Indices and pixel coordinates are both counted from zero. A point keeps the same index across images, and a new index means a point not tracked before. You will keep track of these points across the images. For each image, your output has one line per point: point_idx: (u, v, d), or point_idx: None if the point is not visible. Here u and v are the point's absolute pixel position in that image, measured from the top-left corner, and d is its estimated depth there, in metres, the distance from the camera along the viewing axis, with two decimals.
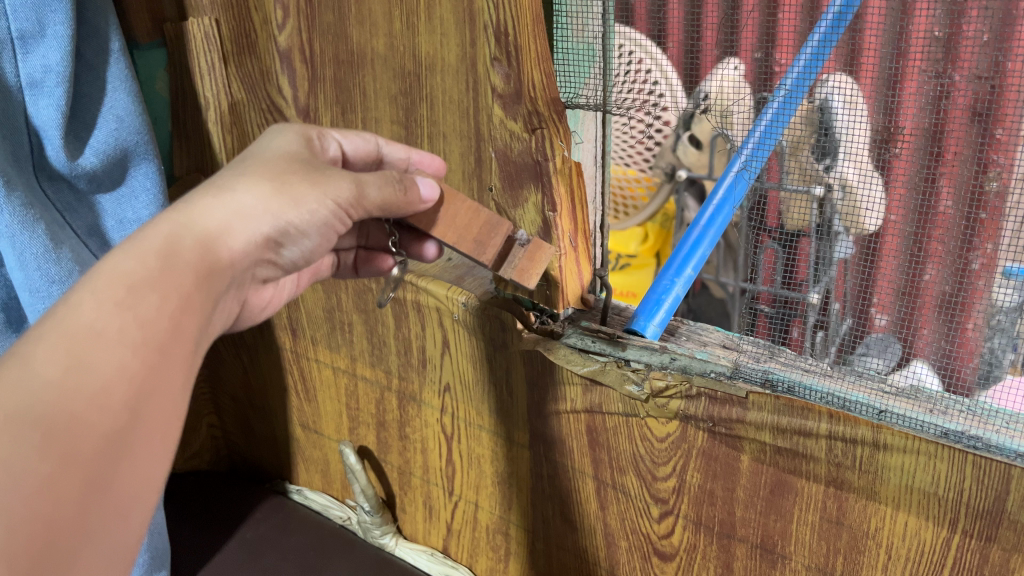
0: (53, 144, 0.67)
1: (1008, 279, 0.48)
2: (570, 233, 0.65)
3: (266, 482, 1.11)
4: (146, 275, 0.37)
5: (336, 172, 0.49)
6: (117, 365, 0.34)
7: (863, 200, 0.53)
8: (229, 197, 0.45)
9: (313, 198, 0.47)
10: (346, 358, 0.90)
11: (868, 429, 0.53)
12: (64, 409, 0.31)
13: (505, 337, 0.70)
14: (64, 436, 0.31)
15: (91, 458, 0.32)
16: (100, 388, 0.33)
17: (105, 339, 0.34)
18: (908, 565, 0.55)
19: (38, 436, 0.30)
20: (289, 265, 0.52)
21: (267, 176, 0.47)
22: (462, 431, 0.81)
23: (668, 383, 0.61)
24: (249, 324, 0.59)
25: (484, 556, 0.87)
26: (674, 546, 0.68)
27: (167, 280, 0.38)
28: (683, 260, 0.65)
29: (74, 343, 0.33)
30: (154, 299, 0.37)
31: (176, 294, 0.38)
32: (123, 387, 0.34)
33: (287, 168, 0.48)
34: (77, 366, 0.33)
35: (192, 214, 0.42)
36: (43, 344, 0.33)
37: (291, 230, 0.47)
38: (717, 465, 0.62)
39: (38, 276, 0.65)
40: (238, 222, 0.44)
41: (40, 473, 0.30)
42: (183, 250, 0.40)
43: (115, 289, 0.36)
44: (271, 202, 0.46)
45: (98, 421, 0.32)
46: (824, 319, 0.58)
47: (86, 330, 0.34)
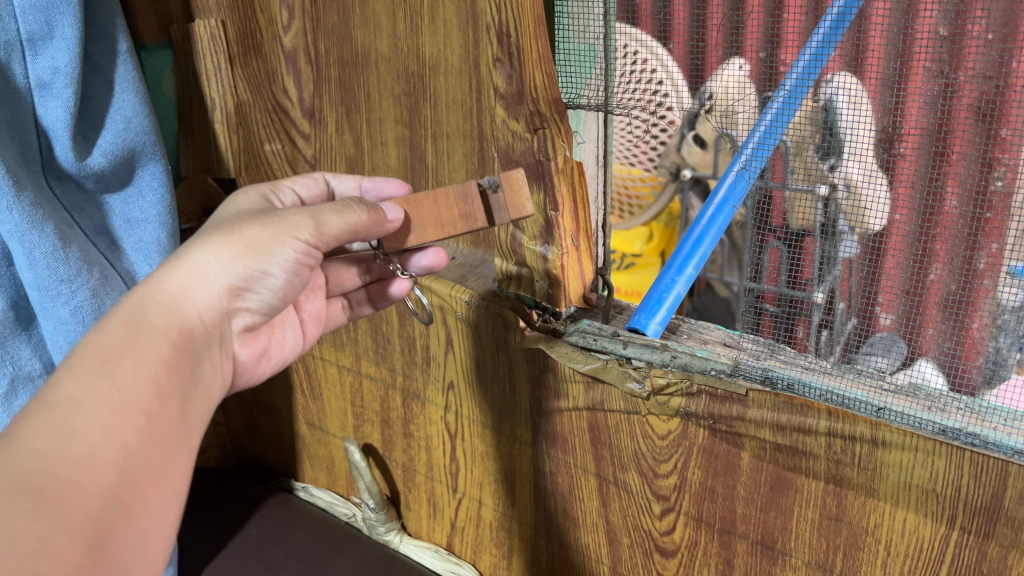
0: (62, 144, 0.68)
1: (1014, 279, 0.48)
2: (573, 233, 0.66)
3: (271, 479, 1.12)
4: (113, 348, 0.42)
5: (288, 211, 0.50)
6: (98, 432, 0.39)
7: (867, 199, 0.53)
8: (186, 257, 0.48)
9: (269, 240, 0.49)
10: (351, 356, 0.91)
11: (867, 427, 0.53)
12: (52, 475, 0.36)
13: (508, 334, 0.71)
14: (55, 500, 0.36)
15: (82, 519, 0.37)
16: (86, 452, 0.38)
17: (85, 409, 0.39)
18: (907, 561, 0.56)
19: (32, 501, 0.35)
20: (271, 309, 0.54)
21: (219, 228, 0.49)
22: (466, 428, 0.82)
23: (668, 381, 0.61)
24: (250, 382, 0.59)
25: (487, 553, 0.88)
26: (676, 542, 0.69)
27: (136, 348, 0.43)
28: (684, 260, 0.65)
29: (54, 417, 0.38)
30: (127, 366, 0.42)
31: (146, 362, 0.43)
32: (105, 451, 0.39)
33: (241, 219, 0.50)
34: (60, 436, 0.38)
35: (150, 284, 0.46)
36: (29, 422, 0.38)
37: (254, 276, 0.49)
38: (718, 462, 0.62)
39: (47, 275, 0.66)
40: (197, 280, 0.48)
41: (33, 532, 0.35)
42: (147, 319, 0.45)
43: (89, 361, 0.41)
44: (228, 251, 0.48)
45: (88, 483, 0.38)
46: (829, 318, 0.58)
47: (67, 401, 0.39)
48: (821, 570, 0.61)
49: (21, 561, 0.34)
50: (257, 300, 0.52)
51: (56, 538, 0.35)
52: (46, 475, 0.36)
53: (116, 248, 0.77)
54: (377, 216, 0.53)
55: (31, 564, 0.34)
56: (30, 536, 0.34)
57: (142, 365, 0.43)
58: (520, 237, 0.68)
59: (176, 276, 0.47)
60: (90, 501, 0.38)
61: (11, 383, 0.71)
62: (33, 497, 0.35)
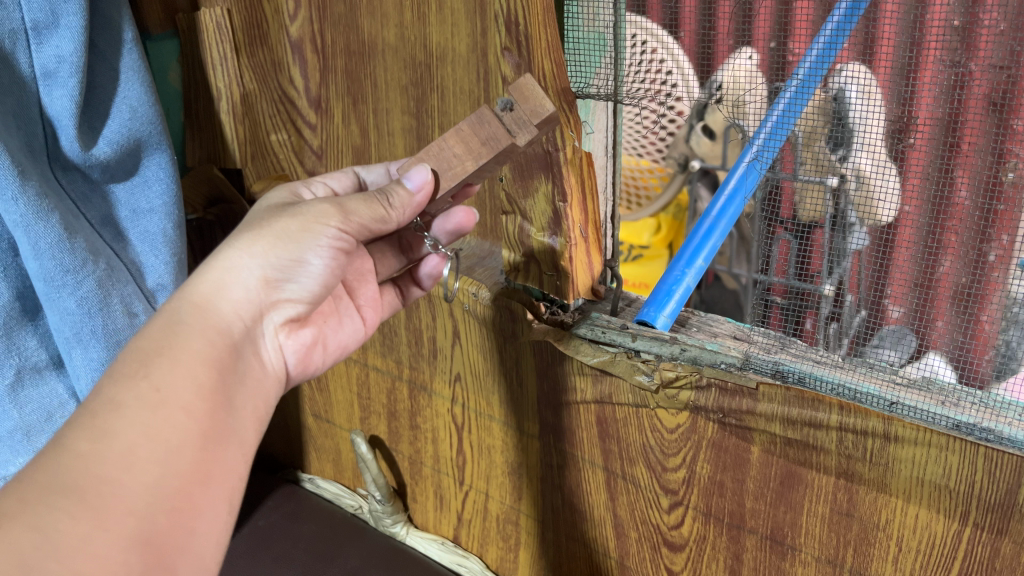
0: (67, 134, 0.67)
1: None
2: (581, 224, 0.65)
3: (277, 471, 1.12)
4: (152, 349, 0.43)
5: (314, 201, 0.50)
6: (138, 430, 0.39)
7: (877, 189, 0.53)
8: (221, 258, 0.49)
9: (296, 229, 0.49)
10: (357, 348, 0.90)
11: (879, 421, 0.53)
12: (94, 475, 0.37)
13: (516, 327, 0.71)
14: (94, 499, 0.36)
15: (123, 518, 0.37)
16: (126, 451, 0.38)
17: (124, 409, 0.39)
18: (918, 557, 0.55)
19: (69, 501, 0.35)
20: (320, 300, 0.54)
21: (251, 226, 0.50)
22: (473, 421, 0.81)
23: (678, 374, 0.61)
24: (316, 374, 0.60)
25: (494, 545, 0.88)
26: (684, 536, 0.68)
27: (173, 348, 0.44)
28: (695, 251, 0.64)
29: (95, 420, 0.39)
30: (163, 366, 0.42)
31: (184, 361, 0.43)
32: (146, 447, 0.39)
33: (270, 215, 0.51)
34: (101, 437, 0.38)
35: (187, 289, 0.47)
36: (73, 428, 0.38)
37: (288, 266, 0.49)
38: (727, 456, 0.62)
39: (52, 266, 0.65)
40: (231, 278, 0.48)
41: (74, 531, 0.34)
42: (181, 320, 0.45)
43: (127, 367, 0.42)
44: (259, 244, 0.49)
45: (130, 483, 0.38)
46: (837, 311, 0.57)
47: (106, 402, 0.40)
48: (831, 566, 0.60)
49: (60, 563, 0.34)
50: (300, 291, 0.51)
51: (97, 538, 0.35)
52: (85, 476, 0.36)
53: (121, 238, 0.76)
54: (400, 197, 0.51)
55: (69, 564, 0.34)
56: (69, 536, 0.34)
57: (180, 363, 0.43)
58: (527, 228, 0.67)
59: (210, 277, 0.48)
60: (134, 502, 0.37)
61: (17, 374, 0.71)
62: (70, 498, 0.35)
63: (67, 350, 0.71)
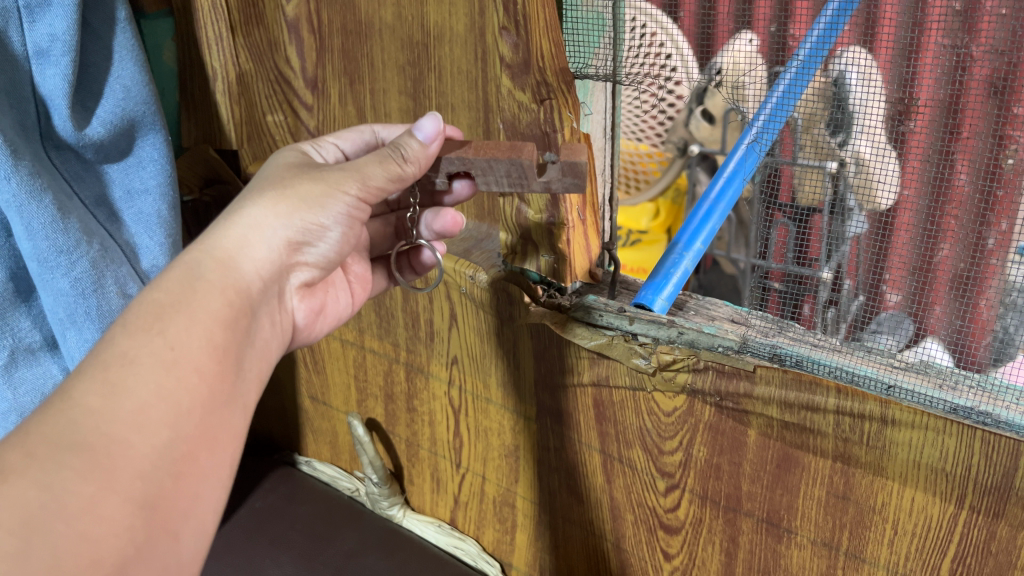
0: (60, 113, 0.67)
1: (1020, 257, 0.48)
2: (579, 206, 0.64)
3: (274, 453, 1.12)
4: (172, 302, 0.42)
5: (338, 166, 0.51)
6: (150, 391, 0.39)
7: (876, 174, 0.52)
8: (243, 213, 0.49)
9: (320, 192, 0.50)
10: (354, 330, 0.90)
11: (876, 405, 0.53)
12: (103, 433, 0.36)
13: (512, 310, 0.70)
14: (104, 459, 0.35)
15: (132, 481, 0.36)
16: (137, 410, 0.38)
17: (136, 365, 0.39)
18: (913, 540, 0.55)
19: (80, 461, 0.35)
20: (329, 263, 0.55)
21: (273, 185, 0.50)
22: (470, 403, 0.81)
23: (675, 357, 0.61)
24: (308, 341, 0.60)
25: (491, 528, 0.88)
26: (680, 519, 0.68)
27: (192, 304, 0.43)
28: (693, 233, 0.64)
29: (107, 373, 0.38)
30: (180, 322, 0.42)
31: (202, 316, 0.43)
32: (158, 410, 0.39)
33: (292, 175, 0.51)
34: (113, 394, 0.37)
35: (208, 241, 0.47)
36: (84, 379, 0.38)
37: (309, 229, 0.50)
38: (724, 440, 0.61)
39: (46, 246, 0.65)
40: (255, 235, 0.49)
41: (83, 494, 0.34)
42: (202, 275, 0.45)
43: (142, 320, 0.41)
44: (284, 204, 0.49)
45: (141, 444, 0.37)
46: (836, 295, 0.57)
47: (118, 356, 0.39)
48: (827, 549, 0.60)
49: (69, 523, 0.33)
50: (317, 255, 0.53)
51: (106, 499, 0.35)
52: (95, 433, 0.36)
53: (116, 219, 0.75)
54: (412, 148, 0.52)
55: (77, 525, 0.33)
56: (78, 497, 0.34)
57: (198, 320, 0.43)
58: (524, 210, 0.66)
59: (232, 232, 0.48)
60: (141, 461, 0.37)
61: (11, 354, 0.71)
62: (80, 455, 0.35)
63: (61, 331, 0.71)
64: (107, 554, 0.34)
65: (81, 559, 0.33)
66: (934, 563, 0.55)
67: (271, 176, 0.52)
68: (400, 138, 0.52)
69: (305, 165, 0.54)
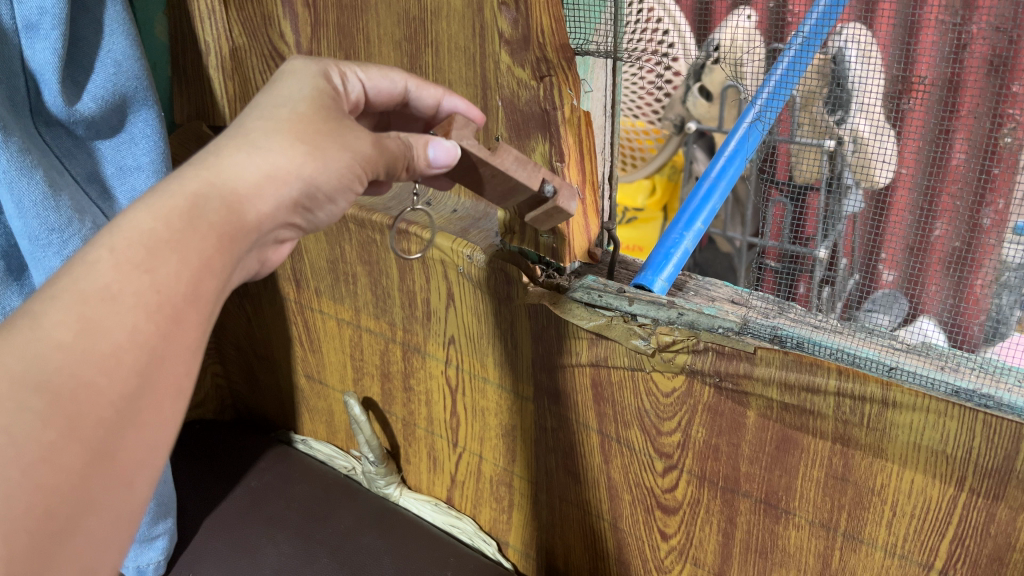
0: (50, 88, 0.66)
1: (1017, 236, 0.46)
2: (580, 182, 0.65)
3: (270, 431, 1.12)
4: (168, 236, 0.38)
5: (355, 131, 0.49)
6: (127, 330, 0.35)
7: (876, 154, 0.50)
8: (261, 151, 0.44)
9: (344, 162, 0.47)
10: (350, 309, 0.89)
11: (877, 387, 0.52)
12: (73, 376, 0.33)
13: (510, 290, 0.70)
14: (70, 403, 0.32)
15: (94, 428, 0.33)
16: (111, 353, 0.34)
17: (118, 304, 0.35)
18: (912, 522, 0.55)
19: (44, 402, 0.31)
20: (313, 226, 0.51)
21: (301, 134, 0.46)
22: (467, 382, 0.81)
23: (675, 338, 0.60)
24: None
25: (487, 507, 0.88)
26: (678, 500, 0.68)
27: (190, 244, 0.39)
28: (693, 214, 0.63)
29: (84, 306, 0.34)
30: (173, 264, 0.37)
31: (198, 260, 0.39)
32: (132, 354, 0.35)
33: (323, 128, 0.47)
34: (88, 331, 0.34)
35: (219, 175, 0.42)
36: (57, 304, 0.34)
37: (318, 193, 0.47)
38: (723, 420, 0.61)
39: (37, 224, 0.64)
40: (270, 188, 0.44)
41: (42, 440, 0.31)
42: (207, 214, 0.40)
43: (133, 251, 0.36)
44: (310, 164, 0.46)
45: (108, 389, 0.33)
46: (831, 274, 0.57)
47: (100, 291, 0.35)
48: (825, 529, 0.60)
49: (24, 472, 0.30)
50: (315, 217, 0.50)
51: (61, 450, 0.32)
52: (61, 372, 0.32)
53: (108, 196, 0.76)
54: (418, 153, 0.53)
55: (34, 474, 0.31)
56: (36, 443, 0.31)
57: (191, 264, 0.38)
58: None
59: (248, 172, 0.43)
60: (106, 409, 0.33)
61: None
62: (46, 397, 0.32)
63: None
64: (62, 499, 0.32)
65: (36, 509, 0.31)
66: (932, 545, 0.55)
67: (294, 114, 0.47)
68: (414, 139, 0.53)
69: (329, 111, 0.49)
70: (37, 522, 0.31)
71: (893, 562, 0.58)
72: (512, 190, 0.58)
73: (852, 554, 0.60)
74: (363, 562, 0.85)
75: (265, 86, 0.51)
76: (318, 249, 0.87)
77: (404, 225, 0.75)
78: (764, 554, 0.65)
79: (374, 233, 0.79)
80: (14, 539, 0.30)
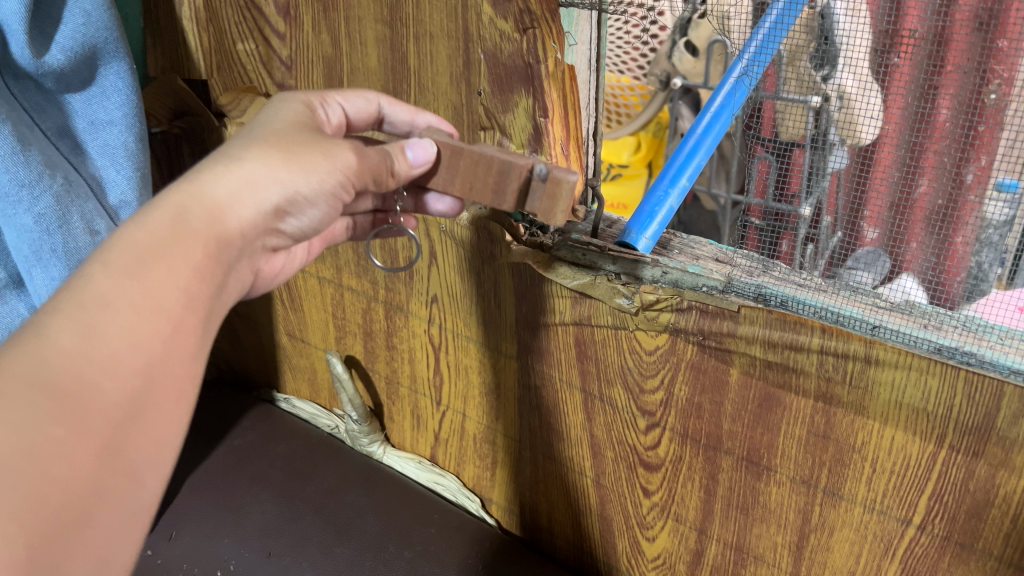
0: (18, 39, 0.63)
1: (1001, 193, 0.46)
2: (562, 140, 0.64)
3: (252, 390, 1.11)
4: (154, 246, 0.37)
5: (338, 139, 0.48)
6: (123, 335, 0.34)
7: (861, 110, 0.49)
8: (239, 163, 0.43)
9: (325, 167, 0.46)
10: (331, 267, 0.88)
11: (861, 345, 0.52)
12: (76, 376, 0.32)
13: (494, 249, 0.69)
14: (77, 405, 0.32)
15: (99, 428, 0.32)
16: (110, 357, 0.34)
17: (113, 311, 0.35)
18: (891, 478, 0.55)
19: (52, 403, 0.31)
20: (299, 236, 0.50)
21: (277, 145, 0.45)
22: (450, 342, 0.80)
23: (658, 298, 0.60)
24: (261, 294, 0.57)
25: (471, 464, 0.88)
26: (660, 457, 0.69)
27: (176, 254, 0.38)
28: (678, 171, 0.63)
29: (81, 313, 0.34)
30: (160, 272, 0.37)
31: (185, 268, 0.38)
32: (130, 358, 0.34)
33: (301, 139, 0.47)
34: (89, 335, 0.33)
35: (201, 183, 0.41)
36: (58, 314, 0.33)
37: (302, 201, 0.46)
38: (705, 379, 0.61)
39: (7, 180, 0.63)
40: (249, 194, 0.43)
41: (53, 434, 0.30)
42: (190, 223, 0.40)
43: (123, 260, 0.36)
44: (288, 170, 0.44)
45: (111, 391, 0.33)
46: (814, 232, 0.55)
47: (96, 298, 0.34)
48: (805, 486, 0.60)
49: (37, 466, 0.30)
50: (298, 226, 0.48)
51: (73, 446, 0.31)
52: (67, 375, 0.32)
53: (80, 151, 0.72)
54: (400, 165, 0.53)
55: (45, 468, 0.30)
56: (46, 439, 0.30)
57: (178, 272, 0.38)
58: (506, 145, 0.66)
59: (228, 181, 0.42)
60: (111, 409, 0.33)
61: None
62: (54, 399, 0.31)
63: (26, 268, 0.68)
64: (75, 493, 0.31)
65: (50, 502, 0.30)
66: (911, 501, 0.55)
67: (273, 133, 0.47)
68: (391, 147, 0.53)
69: (312, 131, 0.49)
70: (51, 513, 0.30)
71: (872, 518, 0.58)
72: (500, 173, 0.53)
73: (831, 510, 0.60)
74: (347, 520, 0.84)
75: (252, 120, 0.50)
76: None
77: None
78: (745, 510, 0.65)
79: None
80: (31, 527, 0.29)
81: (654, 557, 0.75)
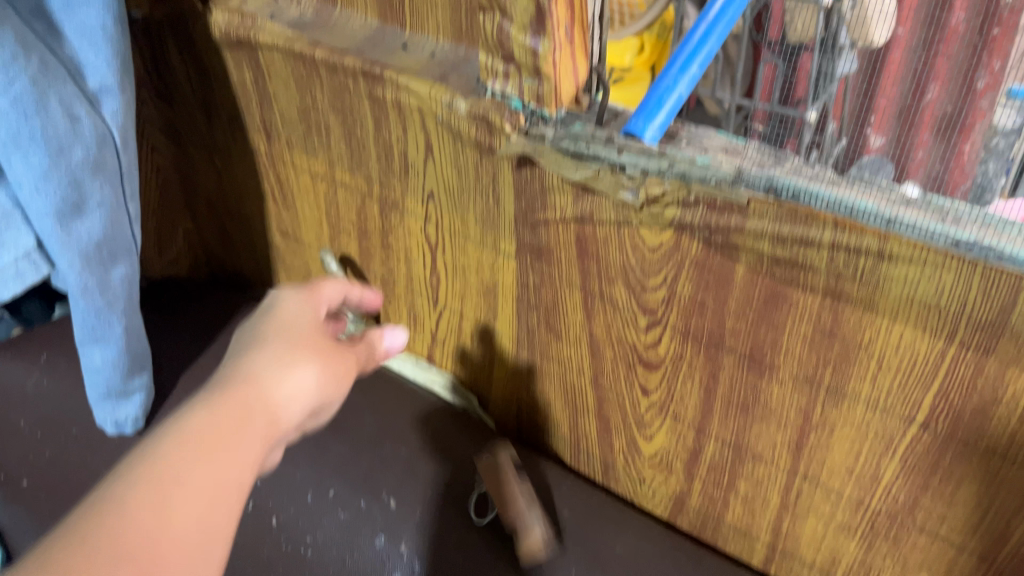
0: None
1: (1009, 100, 0.53)
2: (565, 23, 0.59)
3: (246, 289, 1.10)
4: (215, 433, 0.46)
5: (349, 351, 0.59)
6: (195, 513, 0.43)
7: (874, 12, 0.58)
8: (282, 364, 0.53)
9: (339, 377, 0.56)
10: (324, 163, 0.85)
11: (875, 239, 0.49)
12: (150, 539, 0.40)
13: (492, 140, 0.65)
14: (151, 556, 0.40)
15: (167, 555, 0.41)
16: (185, 533, 0.42)
17: (183, 485, 0.43)
18: (896, 376, 0.54)
19: (129, 567, 0.39)
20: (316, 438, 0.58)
21: (306, 344, 0.55)
22: (447, 240, 0.78)
23: (664, 191, 0.57)
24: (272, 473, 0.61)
25: (468, 364, 0.88)
26: (661, 356, 0.68)
27: (234, 445, 0.47)
28: (688, 57, 0.57)
29: (157, 486, 0.42)
30: (224, 464, 0.46)
31: (243, 459, 0.47)
32: (202, 528, 0.43)
33: (326, 344, 0.57)
34: (163, 514, 0.42)
35: (257, 378, 0.51)
36: (134, 488, 0.42)
37: (325, 403, 0.56)
38: (711, 276, 0.60)
39: None
40: (294, 401, 0.52)
41: (125, 552, 0.39)
42: (248, 422, 0.49)
43: (194, 444, 0.45)
44: (316, 364, 0.54)
45: (176, 543, 0.41)
46: (821, 140, 0.59)
47: (170, 477, 0.43)
48: (808, 384, 0.60)
49: (110, 557, 0.38)
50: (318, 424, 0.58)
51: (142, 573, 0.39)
52: (147, 543, 0.40)
53: (55, 32, 0.66)
54: (376, 341, 0.65)
55: (114, 562, 0.38)
56: (129, 551, 0.39)
57: (239, 462, 0.46)
58: (507, 29, 0.60)
59: (273, 375, 0.52)
60: (179, 553, 0.41)
61: None
62: (131, 563, 0.39)
63: (5, 155, 0.64)
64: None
65: (123, 559, 0.39)
66: (915, 399, 0.55)
67: (304, 333, 0.57)
68: (372, 335, 0.65)
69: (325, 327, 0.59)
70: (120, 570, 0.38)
71: (874, 417, 0.57)
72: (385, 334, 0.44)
73: (833, 409, 0.59)
74: (343, 418, 0.84)
75: (261, 307, 0.59)
76: (287, 97, 0.81)
77: (379, 69, 0.69)
78: (745, 409, 0.65)
79: (348, 81, 0.73)
80: None
81: (651, 456, 0.76)
